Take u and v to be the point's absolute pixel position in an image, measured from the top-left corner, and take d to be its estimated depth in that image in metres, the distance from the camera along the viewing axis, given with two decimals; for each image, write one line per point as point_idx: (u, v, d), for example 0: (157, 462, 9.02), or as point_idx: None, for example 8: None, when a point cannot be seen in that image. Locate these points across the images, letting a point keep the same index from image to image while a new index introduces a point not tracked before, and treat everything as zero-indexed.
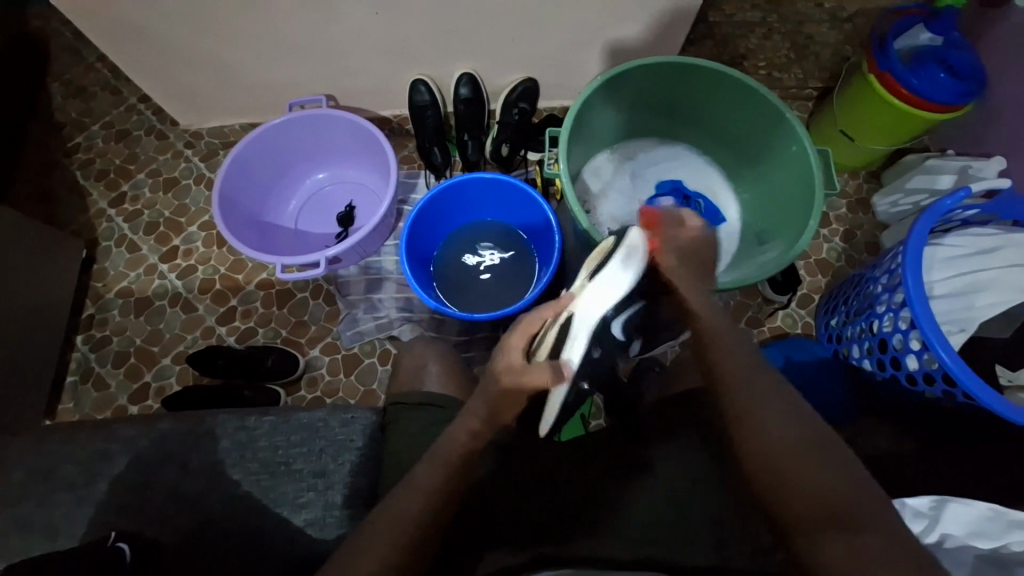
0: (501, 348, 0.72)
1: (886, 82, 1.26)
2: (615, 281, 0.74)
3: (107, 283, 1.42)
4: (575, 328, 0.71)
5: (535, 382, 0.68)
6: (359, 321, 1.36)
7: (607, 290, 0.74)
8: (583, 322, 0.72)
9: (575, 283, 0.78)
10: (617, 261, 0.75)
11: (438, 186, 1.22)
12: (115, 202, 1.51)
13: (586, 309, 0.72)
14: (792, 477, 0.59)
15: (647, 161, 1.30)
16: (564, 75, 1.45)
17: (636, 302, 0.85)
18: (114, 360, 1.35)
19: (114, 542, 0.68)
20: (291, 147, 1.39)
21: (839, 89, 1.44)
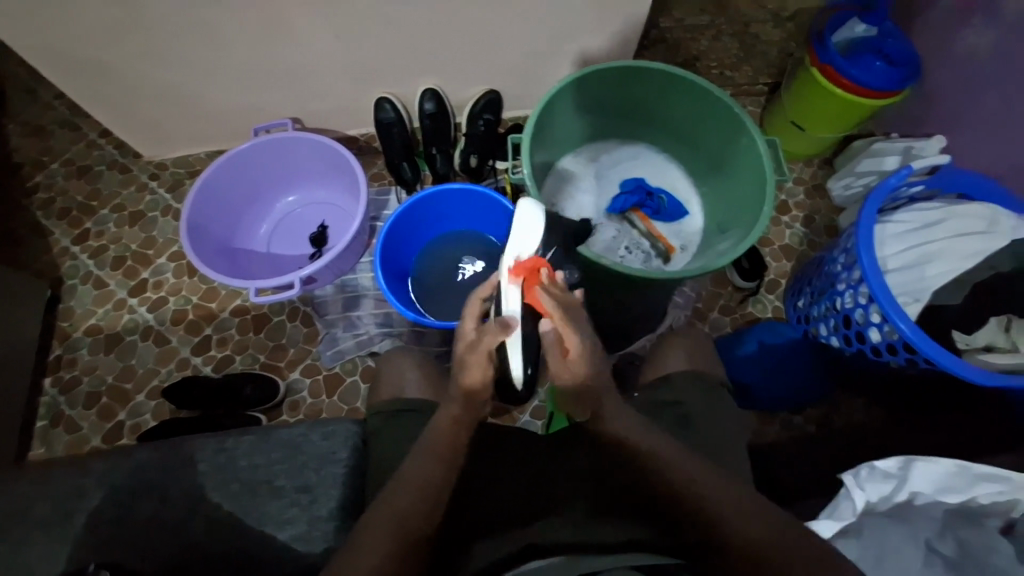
0: (456, 338, 0.72)
1: (832, 76, 1.32)
2: (527, 234, 0.78)
3: (74, 322, 1.38)
4: (508, 286, 0.74)
5: (490, 346, 0.68)
6: (339, 340, 1.36)
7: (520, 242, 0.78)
8: (513, 279, 0.74)
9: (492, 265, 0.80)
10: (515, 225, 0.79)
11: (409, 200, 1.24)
12: (79, 239, 1.48)
13: (510, 270, 0.75)
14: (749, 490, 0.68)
15: (608, 161, 1.34)
16: (526, 86, 1.48)
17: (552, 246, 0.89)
18: (85, 401, 1.30)
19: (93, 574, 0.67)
20: (257, 171, 1.39)
21: (784, 86, 1.52)
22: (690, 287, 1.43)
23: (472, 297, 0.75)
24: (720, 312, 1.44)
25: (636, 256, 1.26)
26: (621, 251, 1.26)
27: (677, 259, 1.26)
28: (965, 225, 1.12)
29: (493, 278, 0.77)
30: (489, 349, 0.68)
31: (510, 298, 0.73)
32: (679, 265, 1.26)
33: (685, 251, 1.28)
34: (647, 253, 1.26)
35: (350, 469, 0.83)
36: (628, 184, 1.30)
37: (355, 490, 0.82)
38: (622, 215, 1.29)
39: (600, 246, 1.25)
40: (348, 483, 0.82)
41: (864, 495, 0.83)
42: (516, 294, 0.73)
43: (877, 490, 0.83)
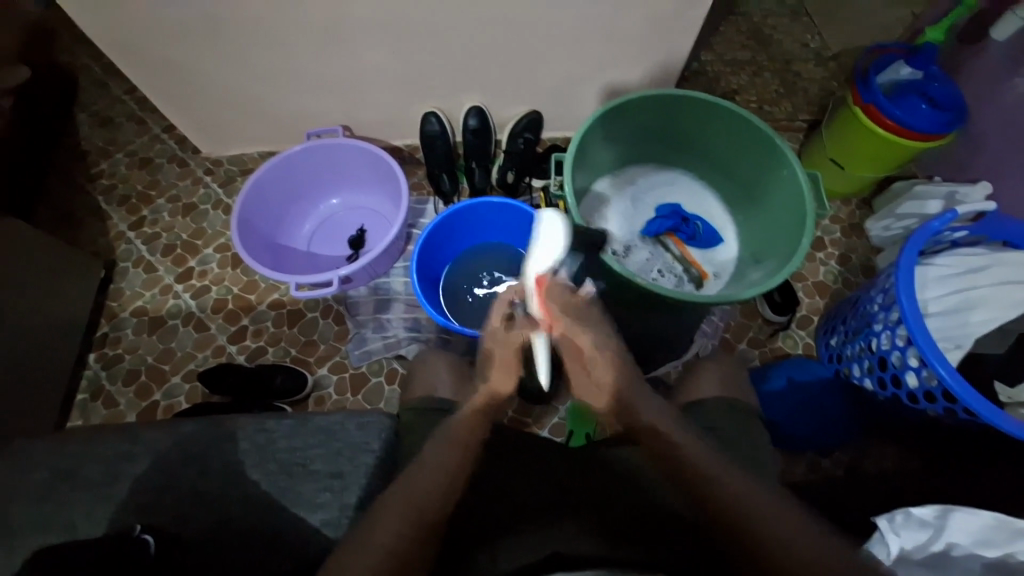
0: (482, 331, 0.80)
1: (879, 120, 1.32)
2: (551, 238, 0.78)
3: (123, 302, 1.46)
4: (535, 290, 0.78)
5: (520, 339, 0.73)
6: (367, 341, 1.39)
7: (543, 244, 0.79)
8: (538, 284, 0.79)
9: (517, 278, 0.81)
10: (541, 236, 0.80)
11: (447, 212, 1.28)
12: (135, 225, 1.58)
13: (536, 274, 0.79)
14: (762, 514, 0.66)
15: (646, 184, 1.35)
16: (567, 108, 1.53)
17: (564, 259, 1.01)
18: (124, 378, 1.36)
19: (139, 534, 0.72)
20: (306, 173, 1.46)
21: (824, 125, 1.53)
22: (718, 316, 1.42)
23: (500, 296, 0.82)
24: (748, 344, 1.42)
25: (669, 279, 1.27)
26: (654, 273, 1.27)
27: (710, 285, 1.26)
28: (1012, 273, 1.08)
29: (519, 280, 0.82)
30: (519, 342, 0.73)
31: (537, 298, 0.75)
32: (711, 290, 1.26)
33: (718, 278, 1.28)
34: (679, 277, 1.27)
35: (378, 463, 0.85)
36: (664, 209, 1.31)
37: (381, 484, 0.83)
38: (656, 238, 1.30)
39: (633, 266, 1.27)
40: (375, 478, 0.83)
41: (900, 541, 0.80)
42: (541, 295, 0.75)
43: (913, 538, 0.81)
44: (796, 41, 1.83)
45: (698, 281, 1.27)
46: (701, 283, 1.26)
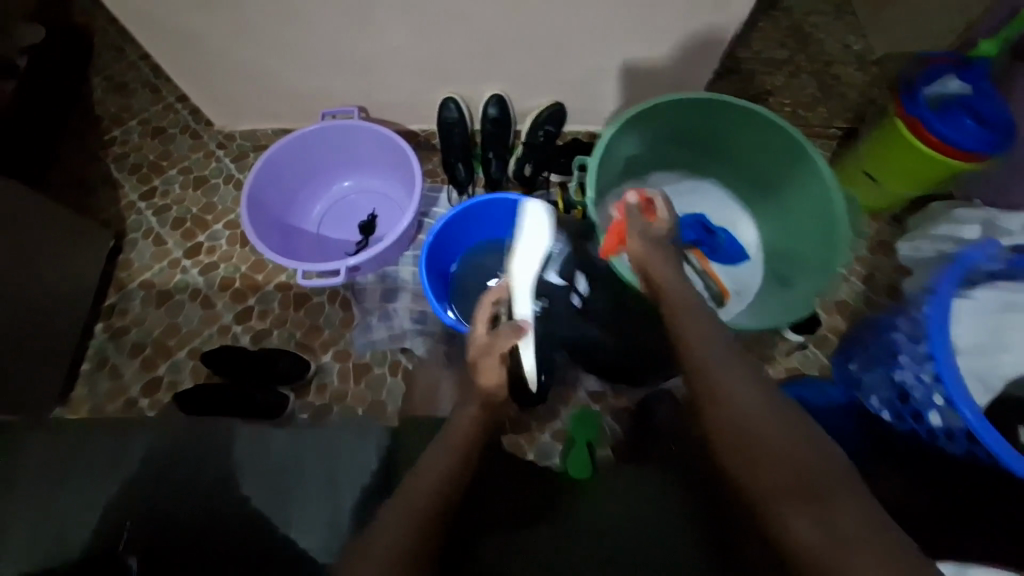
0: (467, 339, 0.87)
1: (953, 150, 1.23)
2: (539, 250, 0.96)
3: (131, 274, 1.45)
4: (518, 292, 0.94)
5: (501, 349, 0.82)
6: (373, 330, 1.38)
7: (530, 247, 0.97)
8: (522, 286, 0.94)
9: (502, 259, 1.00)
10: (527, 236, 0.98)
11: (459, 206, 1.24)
12: (145, 195, 1.55)
13: (519, 277, 0.95)
14: (752, 468, 0.64)
15: (672, 191, 1.29)
16: (592, 102, 1.46)
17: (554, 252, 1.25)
18: (129, 351, 1.35)
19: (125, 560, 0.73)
20: (320, 154, 1.42)
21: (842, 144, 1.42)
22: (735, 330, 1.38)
23: (484, 305, 0.92)
24: (762, 361, 1.41)
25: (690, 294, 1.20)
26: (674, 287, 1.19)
27: (733, 303, 1.19)
28: None
29: (502, 286, 0.96)
30: (501, 350, 0.82)
31: (523, 301, 0.93)
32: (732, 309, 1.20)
33: (739, 295, 1.22)
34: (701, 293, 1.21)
35: None
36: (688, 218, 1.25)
37: None
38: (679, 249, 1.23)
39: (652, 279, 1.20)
40: None
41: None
42: (526, 292, 0.94)
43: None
44: (838, 42, 1.73)
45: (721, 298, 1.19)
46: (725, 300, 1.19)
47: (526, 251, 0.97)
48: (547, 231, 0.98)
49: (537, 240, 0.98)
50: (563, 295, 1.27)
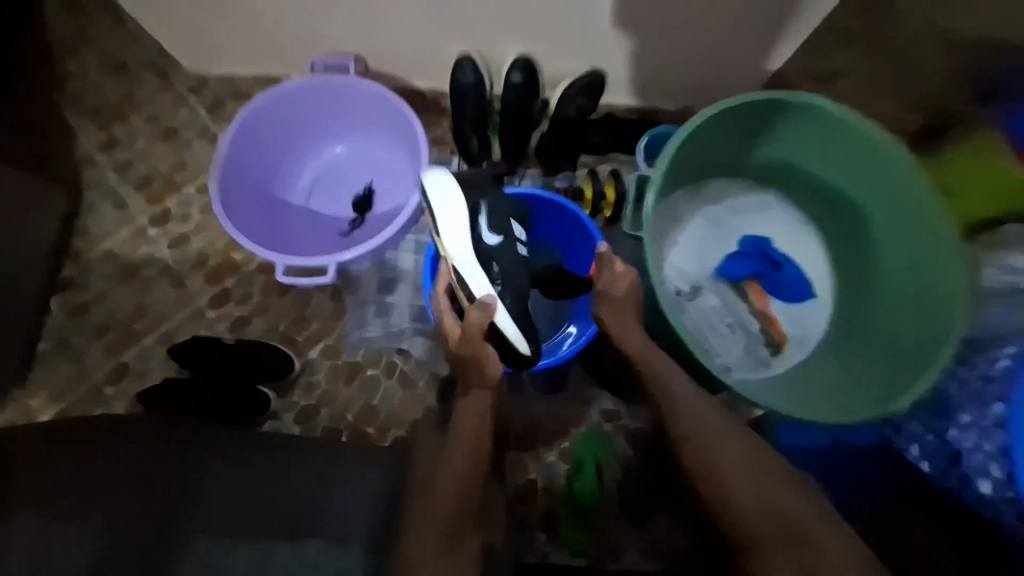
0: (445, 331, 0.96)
1: None
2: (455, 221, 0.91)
3: (91, 242, 1.27)
4: (462, 266, 0.91)
5: (480, 327, 0.88)
6: (367, 325, 1.23)
7: (446, 221, 0.93)
8: (463, 260, 0.91)
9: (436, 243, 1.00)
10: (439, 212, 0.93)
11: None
12: (105, 147, 1.34)
13: (457, 252, 0.92)
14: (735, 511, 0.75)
15: (737, 208, 1.05)
16: (637, 69, 1.22)
17: (478, 203, 0.94)
18: (91, 332, 1.20)
19: None
20: (308, 113, 1.20)
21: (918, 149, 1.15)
22: None
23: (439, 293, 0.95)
24: None
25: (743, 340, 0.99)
26: (721, 334, 0.99)
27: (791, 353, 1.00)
28: None
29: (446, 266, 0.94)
30: (478, 329, 0.88)
31: (473, 275, 0.91)
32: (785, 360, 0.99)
33: (798, 344, 1.01)
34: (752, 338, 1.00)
35: None
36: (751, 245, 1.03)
37: None
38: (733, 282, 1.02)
39: (695, 316, 0.99)
40: None
41: None
42: (473, 267, 0.91)
43: None
44: None
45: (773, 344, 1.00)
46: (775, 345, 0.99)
47: (448, 226, 0.92)
48: (457, 190, 0.94)
49: (454, 205, 0.93)
50: (512, 249, 0.95)
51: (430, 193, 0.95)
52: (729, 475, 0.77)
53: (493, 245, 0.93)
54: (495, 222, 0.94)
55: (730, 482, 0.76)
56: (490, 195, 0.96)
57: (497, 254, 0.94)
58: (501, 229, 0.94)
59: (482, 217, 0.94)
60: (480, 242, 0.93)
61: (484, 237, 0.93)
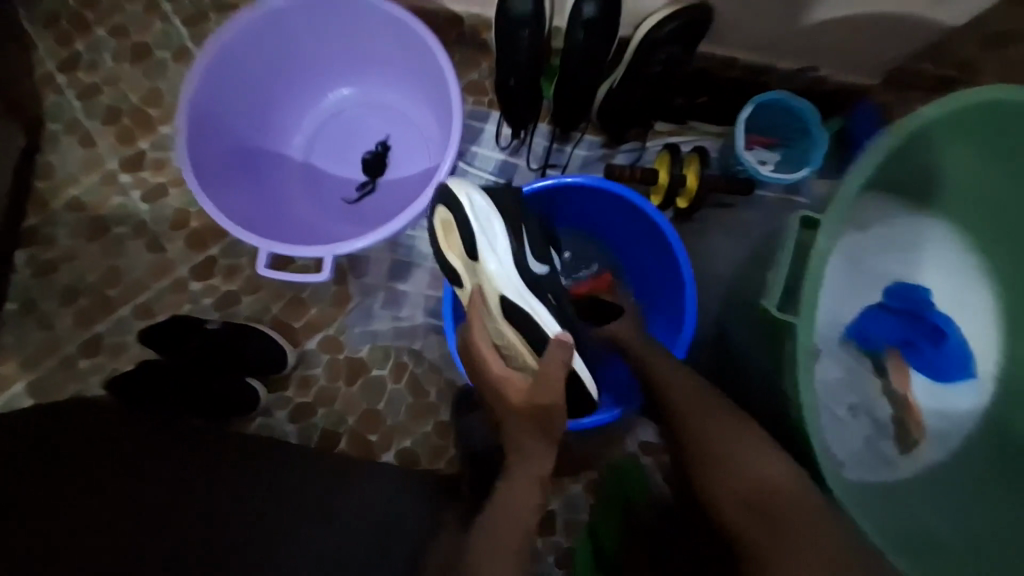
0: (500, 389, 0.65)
1: None
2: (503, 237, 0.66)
3: (54, 187, 1.07)
4: (517, 297, 0.67)
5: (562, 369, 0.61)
6: (373, 318, 1.04)
7: (491, 242, 0.67)
8: (513, 289, 0.67)
9: (458, 275, 0.72)
10: (481, 230, 0.67)
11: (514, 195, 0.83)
12: (67, 66, 1.09)
13: (502, 280, 0.67)
14: (715, 472, 0.60)
15: (884, 240, 0.69)
16: (750, 9, 0.89)
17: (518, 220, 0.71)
18: (61, 295, 1.04)
19: None
20: (301, 39, 0.92)
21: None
22: None
23: (480, 337, 0.67)
24: None
25: (869, 438, 0.67)
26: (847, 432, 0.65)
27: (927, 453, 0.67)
28: None
29: (488, 297, 0.68)
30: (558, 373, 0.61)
31: (536, 309, 0.67)
32: (910, 469, 0.67)
33: (938, 444, 0.69)
34: (881, 436, 0.67)
35: None
36: (902, 296, 0.68)
37: None
38: (868, 350, 0.68)
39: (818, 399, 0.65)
40: None
41: None
42: (532, 299, 0.67)
43: None
44: None
45: (903, 446, 0.68)
46: (907, 446, 0.68)
47: (494, 249, 0.67)
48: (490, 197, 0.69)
49: (494, 220, 0.68)
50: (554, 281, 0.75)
51: (465, 205, 0.67)
52: (711, 433, 0.62)
53: (540, 274, 0.72)
54: (539, 247, 0.73)
55: (706, 432, 0.62)
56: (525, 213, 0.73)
57: (546, 284, 0.72)
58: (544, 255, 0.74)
59: (525, 239, 0.70)
60: (530, 269, 0.70)
61: (532, 264, 0.70)
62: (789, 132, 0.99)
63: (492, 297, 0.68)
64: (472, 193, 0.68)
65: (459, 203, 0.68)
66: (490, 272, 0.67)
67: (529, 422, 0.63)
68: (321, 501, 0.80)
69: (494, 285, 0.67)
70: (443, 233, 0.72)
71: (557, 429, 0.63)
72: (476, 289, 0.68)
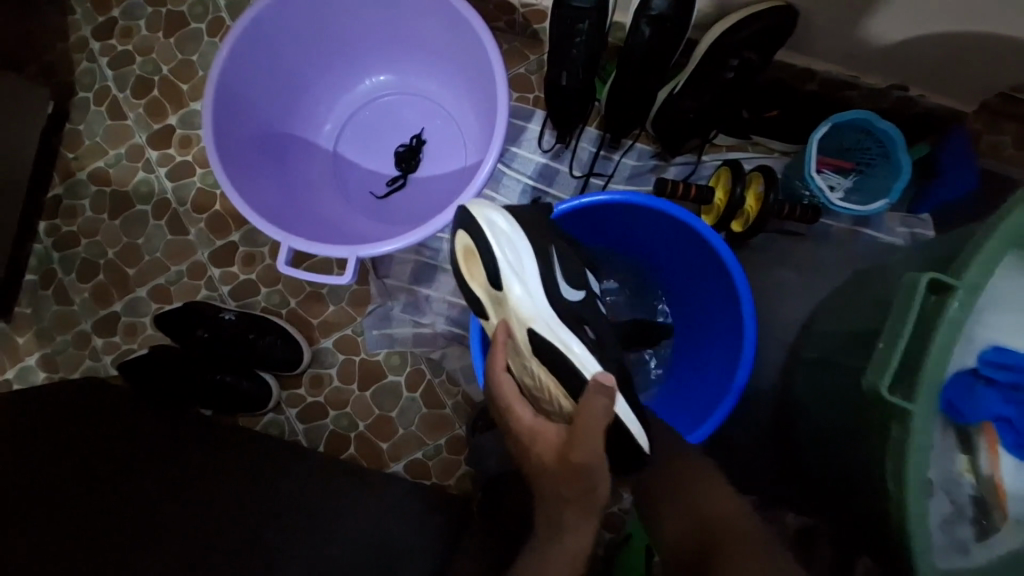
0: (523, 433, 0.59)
1: None
2: (521, 259, 0.59)
3: (80, 157, 1.04)
4: (543, 331, 0.59)
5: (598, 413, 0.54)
6: (392, 321, 0.98)
7: (516, 270, 0.59)
8: (541, 324, 0.59)
9: (484, 306, 0.65)
10: (505, 258, 0.59)
11: (557, 211, 0.74)
12: (101, 32, 1.05)
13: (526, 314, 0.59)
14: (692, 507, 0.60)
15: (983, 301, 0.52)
16: (842, 17, 0.79)
17: (547, 248, 0.62)
18: (80, 270, 1.02)
19: None
20: (341, 21, 0.86)
21: None
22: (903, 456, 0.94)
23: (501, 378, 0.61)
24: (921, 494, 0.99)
25: (936, 517, 0.48)
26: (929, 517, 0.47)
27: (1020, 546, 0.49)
28: None
29: (510, 330, 0.61)
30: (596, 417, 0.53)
31: (567, 342, 0.59)
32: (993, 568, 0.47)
33: None
34: (956, 518, 0.49)
35: None
36: (1004, 361, 0.50)
37: None
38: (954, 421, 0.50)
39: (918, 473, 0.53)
40: None
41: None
42: (562, 332, 0.59)
43: None
44: None
45: (983, 533, 0.49)
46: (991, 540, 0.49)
47: (519, 277, 0.59)
48: (505, 213, 0.62)
49: (511, 239, 0.60)
50: (590, 301, 0.67)
51: (488, 232, 0.60)
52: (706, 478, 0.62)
53: (577, 301, 0.64)
54: (573, 271, 0.65)
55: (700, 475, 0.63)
56: (552, 231, 0.66)
57: (584, 308, 0.64)
58: (579, 280, 0.65)
59: (555, 263, 0.62)
60: (564, 298, 0.62)
61: (565, 291, 0.62)
62: (869, 155, 0.87)
63: (520, 331, 0.60)
64: (488, 213, 0.61)
65: (479, 230, 0.60)
66: (517, 304, 0.59)
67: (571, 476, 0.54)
68: (322, 510, 0.75)
69: (521, 319, 0.60)
70: (466, 263, 0.64)
71: (599, 490, 0.53)
72: (502, 324, 0.61)
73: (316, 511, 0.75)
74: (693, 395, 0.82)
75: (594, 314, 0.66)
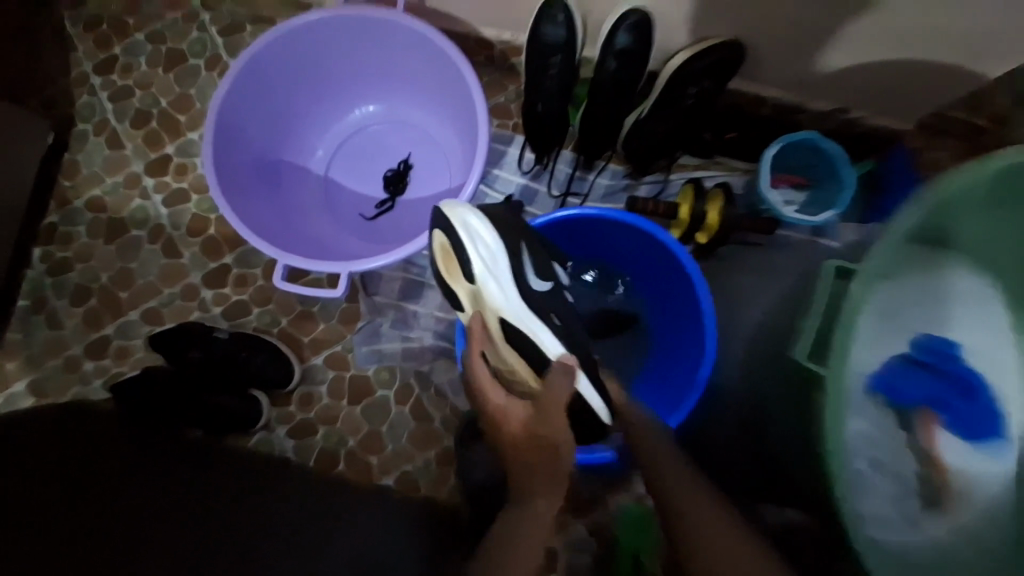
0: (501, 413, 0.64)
1: None
2: (495, 256, 0.64)
3: (77, 185, 1.07)
4: (514, 320, 0.64)
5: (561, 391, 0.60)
6: (381, 337, 1.02)
7: (489, 265, 0.64)
8: (512, 316, 0.64)
9: (461, 300, 0.69)
10: (479, 255, 0.64)
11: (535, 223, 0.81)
12: (103, 68, 1.11)
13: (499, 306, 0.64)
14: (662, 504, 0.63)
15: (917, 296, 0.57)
16: (786, 49, 0.88)
17: (518, 245, 0.67)
18: (72, 295, 1.04)
19: None
20: (332, 56, 0.93)
21: None
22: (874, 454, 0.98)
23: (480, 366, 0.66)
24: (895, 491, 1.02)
25: (883, 494, 0.52)
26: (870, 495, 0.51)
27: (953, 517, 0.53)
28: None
29: (487, 323, 0.66)
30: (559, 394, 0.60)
31: (535, 330, 0.64)
32: (937, 537, 0.52)
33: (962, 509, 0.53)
34: (901, 495, 0.53)
35: None
36: (935, 348, 0.55)
37: None
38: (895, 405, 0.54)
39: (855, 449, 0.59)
40: None
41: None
42: (529, 320, 0.64)
43: None
44: None
45: (924, 507, 0.53)
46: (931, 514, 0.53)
47: (493, 274, 0.64)
48: (479, 215, 0.66)
49: (486, 242, 0.65)
50: (561, 297, 0.71)
51: (461, 228, 0.65)
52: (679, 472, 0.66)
53: (542, 290, 0.67)
54: (544, 266, 0.68)
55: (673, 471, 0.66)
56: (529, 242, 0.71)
57: (554, 300, 0.68)
58: (549, 274, 0.69)
59: (528, 261, 0.67)
60: (532, 288, 0.66)
61: (535, 283, 0.67)
62: (820, 173, 0.95)
63: (492, 320, 0.65)
64: (463, 215, 0.66)
65: (454, 231, 0.65)
66: (490, 298, 0.64)
67: (541, 460, 0.59)
68: (312, 523, 0.77)
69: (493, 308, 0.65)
70: (444, 261, 0.69)
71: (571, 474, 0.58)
72: (477, 316, 0.66)
73: (305, 523, 0.76)
74: (667, 393, 0.86)
75: (564, 308, 0.70)
